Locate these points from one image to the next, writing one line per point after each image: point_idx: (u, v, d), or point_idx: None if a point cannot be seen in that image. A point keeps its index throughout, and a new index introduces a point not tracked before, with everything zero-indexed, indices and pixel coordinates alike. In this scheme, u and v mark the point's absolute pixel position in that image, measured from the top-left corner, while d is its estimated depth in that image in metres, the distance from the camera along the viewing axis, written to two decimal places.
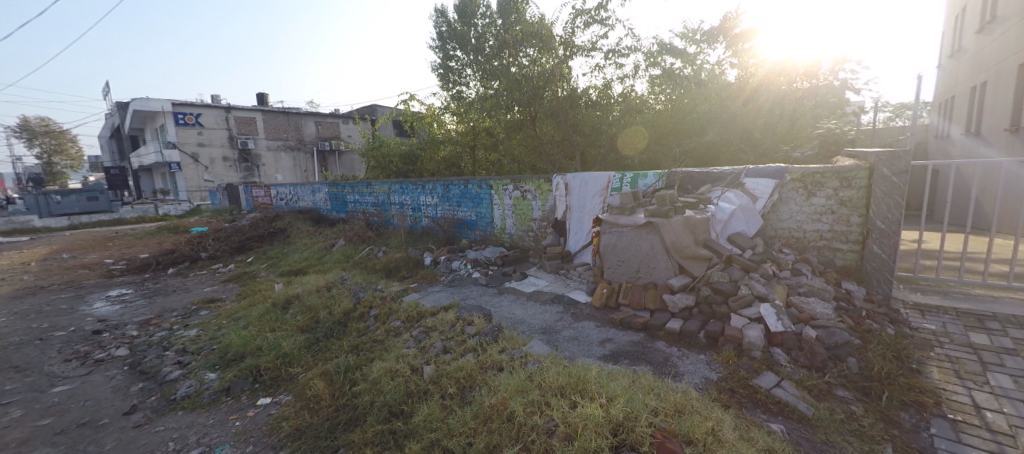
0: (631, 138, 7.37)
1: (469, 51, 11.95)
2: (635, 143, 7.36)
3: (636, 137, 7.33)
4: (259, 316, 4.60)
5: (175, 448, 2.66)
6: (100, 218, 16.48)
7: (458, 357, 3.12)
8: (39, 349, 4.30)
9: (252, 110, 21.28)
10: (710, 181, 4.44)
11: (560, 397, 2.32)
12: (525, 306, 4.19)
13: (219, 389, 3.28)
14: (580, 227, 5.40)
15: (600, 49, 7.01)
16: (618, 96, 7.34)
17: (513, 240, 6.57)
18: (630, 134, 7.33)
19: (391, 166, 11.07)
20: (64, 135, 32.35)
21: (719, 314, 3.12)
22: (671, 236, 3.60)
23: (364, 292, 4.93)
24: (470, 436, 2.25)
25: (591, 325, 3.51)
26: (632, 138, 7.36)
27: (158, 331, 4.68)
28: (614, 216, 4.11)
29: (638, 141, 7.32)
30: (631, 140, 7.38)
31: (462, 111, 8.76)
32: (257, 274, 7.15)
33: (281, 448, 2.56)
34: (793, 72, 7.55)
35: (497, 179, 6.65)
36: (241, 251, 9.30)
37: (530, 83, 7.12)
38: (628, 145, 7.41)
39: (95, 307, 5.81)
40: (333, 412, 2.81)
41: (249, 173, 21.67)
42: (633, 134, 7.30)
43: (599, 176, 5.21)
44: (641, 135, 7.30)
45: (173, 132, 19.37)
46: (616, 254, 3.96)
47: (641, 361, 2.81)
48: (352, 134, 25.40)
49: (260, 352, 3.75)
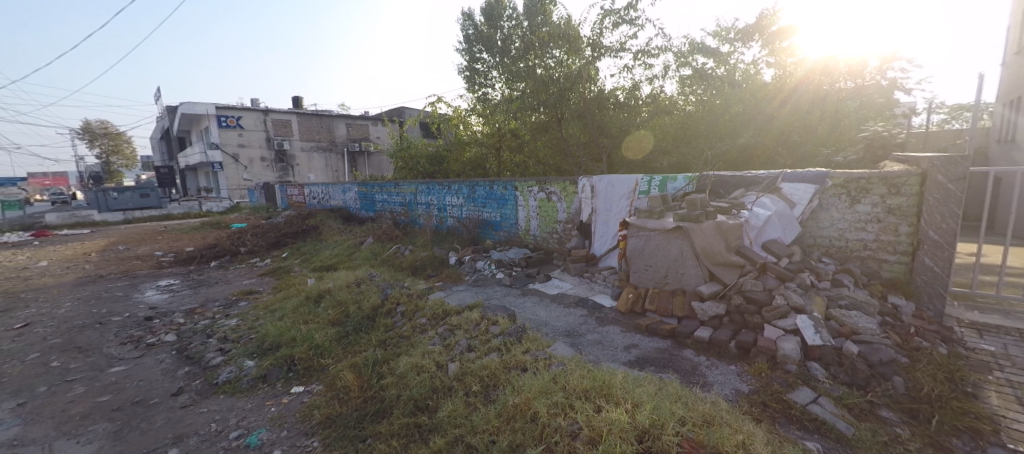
0: (635, 142, 7.32)
1: (496, 53, 12.05)
2: (639, 147, 7.31)
3: (638, 143, 7.31)
4: (293, 309, 4.81)
5: (217, 429, 2.81)
6: (151, 214, 17.61)
7: (482, 356, 3.16)
8: (97, 332, 4.65)
9: (289, 112, 22.21)
10: (744, 186, 4.30)
11: (585, 400, 2.30)
12: (549, 308, 4.19)
13: (257, 376, 3.45)
14: (606, 230, 5.35)
15: (629, 50, 6.93)
16: (645, 98, 7.22)
17: (537, 241, 6.57)
18: (634, 139, 7.30)
19: (418, 167, 11.26)
20: (120, 135, 34.76)
21: (751, 324, 3.02)
22: (702, 242, 3.50)
23: (391, 289, 5.05)
24: (493, 435, 2.27)
25: (615, 330, 3.47)
26: (636, 144, 7.32)
27: (202, 320, 4.96)
28: (642, 220, 4.05)
29: (643, 146, 7.30)
30: (635, 145, 7.32)
31: (488, 113, 8.86)
32: (291, 268, 7.46)
33: (312, 435, 2.67)
34: (835, 71, 7.20)
35: (522, 181, 6.66)
36: (276, 246, 9.73)
37: (557, 86, 7.13)
38: (632, 150, 7.37)
39: (146, 295, 6.23)
40: (361, 403, 2.91)
41: (284, 173, 22.58)
42: (636, 139, 7.29)
43: (626, 179, 5.15)
44: (644, 142, 7.28)
45: (216, 133, 20.47)
46: (643, 259, 3.90)
47: (668, 369, 2.75)
48: (381, 135, 26.10)
49: (294, 343, 3.92)
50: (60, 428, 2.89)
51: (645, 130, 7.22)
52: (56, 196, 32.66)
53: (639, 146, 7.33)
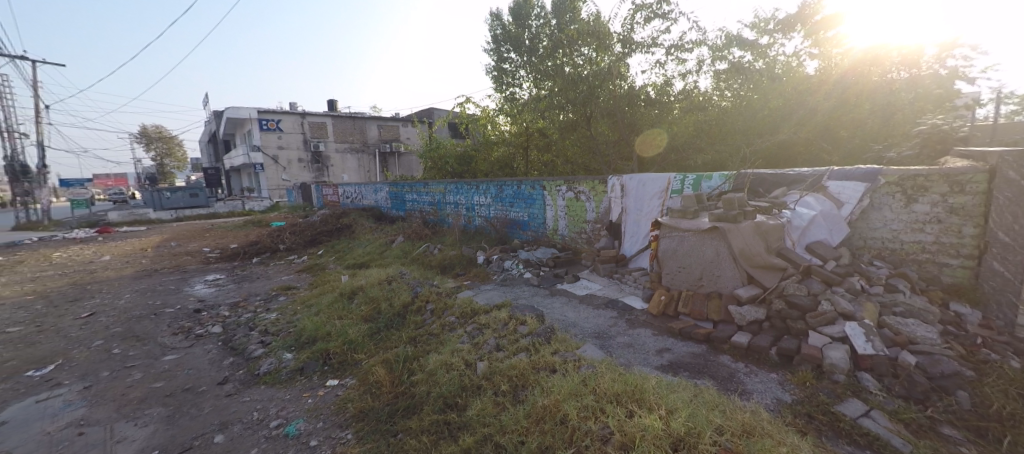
0: (649, 141, 7.25)
1: (524, 53, 12.05)
2: (653, 146, 7.21)
3: (653, 141, 7.21)
4: (328, 304, 4.99)
5: (258, 418, 2.94)
6: (199, 212, 18.73)
7: (510, 356, 3.16)
8: (152, 323, 4.99)
9: (324, 115, 23.05)
10: (786, 184, 4.13)
11: (616, 404, 2.26)
12: (578, 309, 4.14)
13: (295, 368, 3.60)
14: (636, 230, 5.24)
15: (661, 45, 6.75)
16: (677, 94, 6.99)
17: (565, 241, 6.51)
18: (648, 136, 7.21)
19: (446, 166, 11.41)
20: (173, 139, 37.11)
21: (794, 330, 2.87)
22: (740, 243, 3.37)
23: (420, 286, 5.14)
24: (523, 435, 2.26)
25: (647, 333, 3.38)
26: (651, 141, 7.22)
27: (245, 313, 5.23)
28: (674, 220, 3.93)
29: (659, 144, 7.16)
30: (649, 142, 7.24)
31: (516, 112, 8.87)
32: (326, 265, 7.74)
33: (346, 427, 2.75)
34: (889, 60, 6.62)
35: (551, 180, 6.62)
36: (313, 244, 10.12)
37: (586, 83, 7.03)
38: (648, 146, 7.26)
39: (195, 289, 6.63)
40: (392, 398, 2.97)
41: (319, 173, 23.45)
42: (651, 137, 7.19)
43: (658, 178, 5.00)
44: (660, 139, 7.14)
45: (258, 136, 21.49)
46: (677, 260, 3.79)
47: (704, 375, 2.65)
48: (410, 136, 26.66)
49: (329, 337, 4.05)
50: (120, 410, 3.11)
51: (657, 128, 7.09)
52: (116, 196, 35.19)
53: (655, 144, 7.21)
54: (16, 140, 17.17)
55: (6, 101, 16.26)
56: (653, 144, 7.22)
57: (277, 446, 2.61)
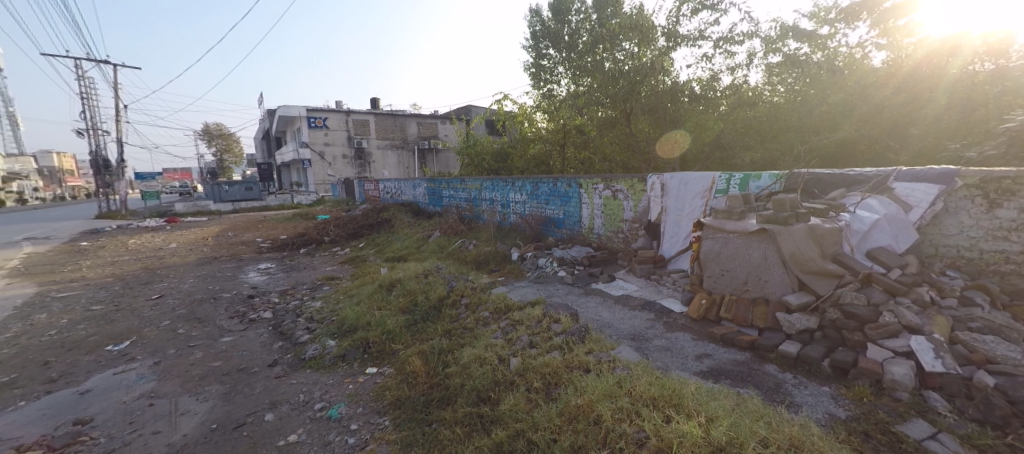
0: (668, 145, 7.21)
1: (563, 49, 11.94)
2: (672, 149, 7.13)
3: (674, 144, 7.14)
4: (368, 295, 5.20)
5: (304, 399, 3.12)
6: (253, 205, 20.02)
7: (543, 354, 3.16)
8: (211, 306, 5.40)
9: (368, 112, 23.95)
10: (845, 185, 3.88)
11: (651, 408, 2.20)
12: (613, 309, 4.06)
13: (337, 355, 3.77)
14: (676, 231, 5.06)
15: (708, 38, 6.49)
16: (725, 89, 6.87)
17: (601, 240, 6.41)
18: (666, 139, 7.19)
19: (482, 163, 11.51)
20: (231, 136, 39.80)
21: (851, 342, 2.68)
22: (790, 246, 3.18)
23: (456, 281, 5.23)
24: (555, 433, 2.25)
25: (686, 337, 3.27)
26: (669, 144, 7.17)
27: (293, 300, 5.55)
28: (719, 221, 3.77)
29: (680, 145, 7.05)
30: (668, 146, 7.19)
31: (553, 110, 8.86)
32: (367, 257, 8.04)
33: (384, 414, 2.85)
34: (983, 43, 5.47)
35: (587, 178, 6.54)
36: (354, 237, 10.56)
37: (627, 78, 6.86)
38: (666, 149, 7.27)
39: (249, 276, 7.10)
40: (427, 388, 3.05)
41: (362, 169, 24.40)
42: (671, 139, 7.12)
43: (701, 177, 4.80)
44: (681, 140, 7.04)
45: (307, 133, 22.70)
46: (720, 263, 3.64)
47: (747, 384, 2.53)
48: (448, 133, 27.16)
49: (369, 327, 4.22)
50: (184, 385, 3.39)
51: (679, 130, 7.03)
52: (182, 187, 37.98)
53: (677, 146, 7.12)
54: (100, 136, 19.07)
55: (92, 101, 18.09)
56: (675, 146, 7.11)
57: (320, 427, 2.75)
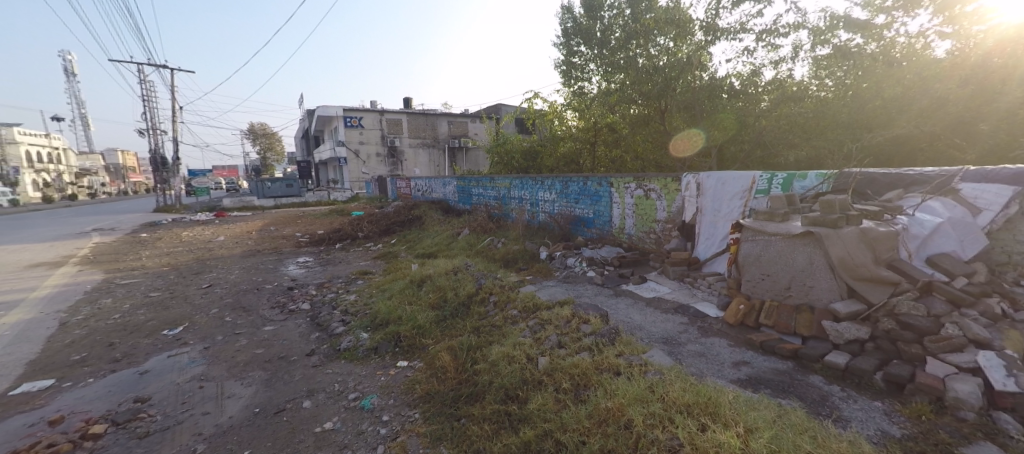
0: (682, 142, 7.25)
1: (595, 46, 11.75)
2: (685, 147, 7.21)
3: (690, 141, 7.13)
4: (400, 290, 5.32)
5: (339, 389, 3.23)
6: (293, 201, 20.95)
7: (573, 354, 3.12)
8: (255, 296, 5.69)
9: (400, 112, 24.54)
10: (903, 186, 3.62)
11: (686, 415, 2.14)
12: (645, 312, 3.96)
13: (370, 347, 3.88)
14: (713, 232, 4.88)
15: (751, 31, 6.21)
16: (766, 85, 6.55)
17: (632, 241, 6.28)
18: (684, 137, 7.18)
19: (512, 162, 11.50)
20: (273, 135, 41.85)
21: (907, 355, 2.49)
22: (840, 251, 3.00)
23: (484, 279, 5.27)
24: (584, 435, 2.22)
25: (722, 343, 3.15)
26: (684, 141, 7.21)
27: (329, 293, 5.76)
28: (760, 222, 3.63)
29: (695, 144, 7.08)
30: (682, 143, 7.25)
31: (584, 108, 8.82)
32: (398, 253, 8.24)
33: (414, 407, 2.91)
34: None
35: (619, 177, 6.42)
36: (387, 233, 10.84)
37: (663, 74, 6.72)
38: (681, 147, 7.29)
39: (289, 269, 7.44)
40: (456, 384, 3.08)
41: (394, 167, 25.02)
42: (689, 137, 7.10)
43: (741, 176, 4.59)
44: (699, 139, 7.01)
45: (343, 132, 23.54)
46: (760, 267, 3.49)
47: (789, 395, 2.40)
48: (478, 132, 27.42)
49: (400, 321, 4.32)
50: (230, 370, 3.59)
51: (696, 128, 6.98)
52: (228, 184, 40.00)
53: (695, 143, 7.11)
54: (158, 136, 20.52)
55: (152, 103, 19.46)
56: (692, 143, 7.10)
57: (354, 416, 2.84)
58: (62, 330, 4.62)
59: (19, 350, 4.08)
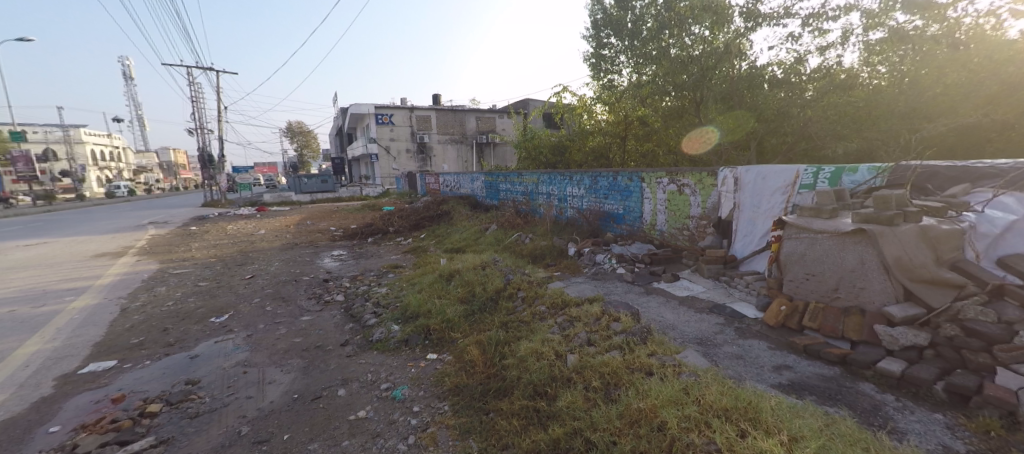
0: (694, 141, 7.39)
1: (626, 37, 11.47)
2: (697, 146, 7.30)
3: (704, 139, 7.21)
4: (429, 284, 5.40)
5: (372, 379, 3.32)
6: (328, 196, 21.72)
7: (602, 352, 3.08)
8: (293, 287, 5.93)
9: (430, 108, 24.91)
10: (969, 180, 3.33)
11: (724, 420, 2.06)
12: (678, 311, 3.85)
13: (401, 339, 3.97)
14: (752, 229, 4.68)
15: (796, 15, 5.87)
16: (811, 73, 6.20)
17: (664, 237, 6.11)
18: (694, 136, 7.35)
19: (540, 157, 11.41)
20: (309, 133, 43.50)
21: (974, 365, 2.29)
22: (895, 250, 2.80)
23: (513, 274, 5.27)
24: (615, 436, 2.18)
25: (762, 345, 3.01)
26: (697, 139, 7.30)
27: (362, 285, 5.93)
28: (806, 219, 3.47)
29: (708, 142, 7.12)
30: (695, 142, 7.36)
31: (614, 100, 8.59)
32: (427, 248, 8.38)
33: (444, 399, 2.94)
34: None
35: (651, 171, 6.27)
36: (416, 228, 11.04)
37: (698, 64, 6.53)
38: (692, 145, 7.47)
39: (324, 261, 7.71)
40: (484, 378, 3.10)
41: (424, 163, 25.43)
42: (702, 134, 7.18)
43: (783, 170, 4.36)
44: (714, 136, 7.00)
45: (375, 130, 24.15)
46: (804, 266, 3.35)
47: (837, 403, 2.27)
48: (506, 127, 27.45)
49: (430, 314, 4.38)
50: (271, 357, 3.76)
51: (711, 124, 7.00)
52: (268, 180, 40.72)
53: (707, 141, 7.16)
54: (205, 134, 21.69)
55: (199, 104, 20.61)
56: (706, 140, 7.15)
57: (386, 406, 2.91)
58: (122, 315, 4.97)
59: (86, 332, 4.43)
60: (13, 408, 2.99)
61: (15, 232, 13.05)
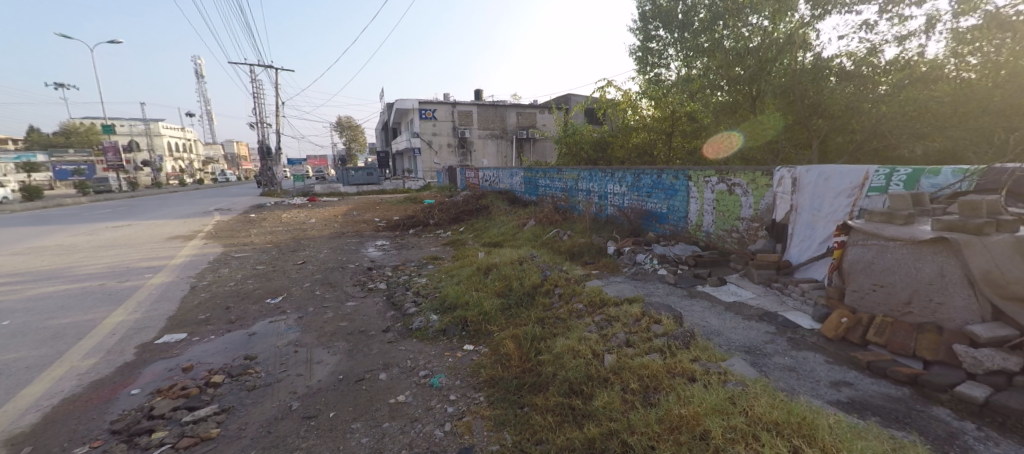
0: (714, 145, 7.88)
1: (676, 29, 11.02)
2: (717, 151, 7.83)
3: (725, 143, 7.59)
4: (467, 276, 5.50)
5: (412, 365, 3.43)
6: (373, 188, 22.60)
7: (641, 354, 3.00)
8: (339, 274, 6.24)
9: (472, 104, 25.27)
10: None
11: (774, 434, 1.95)
12: (724, 317, 3.67)
13: (439, 329, 4.07)
14: (810, 234, 4.38)
15: (871, 2, 5.38)
16: (886, 65, 5.66)
17: (710, 239, 5.86)
18: (715, 141, 7.82)
19: (580, 153, 11.23)
20: (357, 127, 45.44)
21: None
22: (983, 263, 2.51)
23: (550, 271, 5.25)
24: (654, 440, 2.12)
25: (818, 358, 2.81)
26: (716, 145, 7.85)
27: (403, 275, 6.13)
28: (876, 225, 3.19)
29: (731, 147, 7.49)
30: (716, 146, 7.83)
31: (658, 97, 8.79)
32: (466, 241, 8.52)
33: (479, 390, 2.99)
34: None
35: (698, 169, 6.02)
36: (456, 221, 11.25)
37: (755, 56, 6.17)
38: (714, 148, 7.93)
39: (368, 250, 8.05)
40: (520, 372, 3.11)
41: (464, 157, 25.84)
42: (724, 139, 7.54)
43: (850, 171, 4.03)
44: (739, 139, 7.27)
45: (419, 125, 24.81)
46: (871, 276, 3.09)
47: (905, 427, 2.07)
48: (547, 123, 27.31)
49: (467, 306, 4.46)
50: (320, 339, 3.97)
51: (742, 125, 7.05)
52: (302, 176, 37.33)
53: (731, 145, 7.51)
54: (265, 128, 23.19)
55: (260, 99, 22.06)
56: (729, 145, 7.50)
57: (424, 392, 2.99)
58: (191, 292, 5.44)
59: (161, 307, 4.88)
60: (102, 371, 3.36)
61: (104, 214, 14.60)
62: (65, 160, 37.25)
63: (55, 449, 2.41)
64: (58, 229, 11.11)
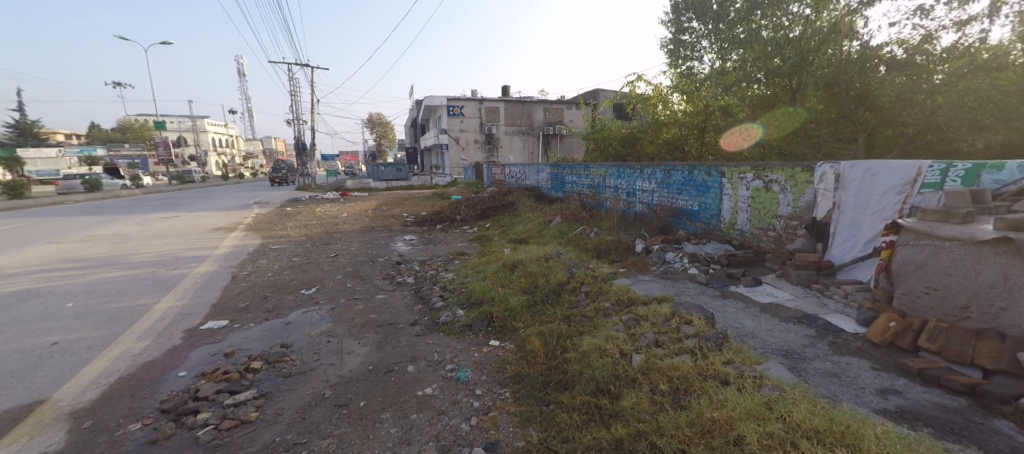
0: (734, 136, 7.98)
1: (710, 20, 10.65)
2: (731, 141, 8.03)
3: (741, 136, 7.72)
4: (493, 272, 5.53)
5: (439, 358, 3.48)
6: (401, 184, 23.05)
7: (671, 355, 2.93)
8: (369, 267, 6.40)
9: (499, 100, 25.33)
10: None
11: (815, 442, 1.86)
12: (759, 318, 3.53)
13: (466, 324, 4.11)
14: (854, 233, 4.14)
15: None
16: (942, 53, 5.22)
17: (744, 238, 5.65)
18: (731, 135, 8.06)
19: (608, 149, 11.02)
20: (386, 124, 46.47)
21: None
22: None
23: (576, 268, 5.20)
24: (684, 443, 2.06)
25: (863, 365, 2.66)
26: (731, 138, 8.08)
27: (430, 270, 6.23)
28: (930, 224, 2.98)
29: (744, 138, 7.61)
30: (732, 139, 8.02)
31: (691, 90, 8.49)
32: (492, 237, 8.56)
33: (505, 386, 3.00)
34: None
35: (732, 166, 5.80)
36: (482, 217, 11.31)
37: (797, 46, 5.89)
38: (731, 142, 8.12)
39: (397, 245, 8.21)
40: (545, 369, 3.10)
41: (491, 154, 25.94)
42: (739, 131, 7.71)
43: (900, 166, 3.77)
44: (752, 134, 7.39)
45: (446, 122, 25.11)
46: (923, 278, 2.90)
47: (962, 440, 1.93)
48: (574, 119, 27.03)
49: (493, 302, 4.48)
50: (350, 330, 4.09)
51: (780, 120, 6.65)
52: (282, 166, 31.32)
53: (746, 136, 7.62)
54: (300, 125, 24.06)
55: (297, 97, 22.92)
56: (744, 137, 7.64)
57: (451, 385, 3.03)
58: (232, 282, 5.72)
59: (205, 295, 5.16)
60: (153, 353, 3.58)
61: (155, 206, 15.56)
62: (123, 156, 40.07)
63: (112, 424, 2.59)
64: (114, 220, 11.91)
